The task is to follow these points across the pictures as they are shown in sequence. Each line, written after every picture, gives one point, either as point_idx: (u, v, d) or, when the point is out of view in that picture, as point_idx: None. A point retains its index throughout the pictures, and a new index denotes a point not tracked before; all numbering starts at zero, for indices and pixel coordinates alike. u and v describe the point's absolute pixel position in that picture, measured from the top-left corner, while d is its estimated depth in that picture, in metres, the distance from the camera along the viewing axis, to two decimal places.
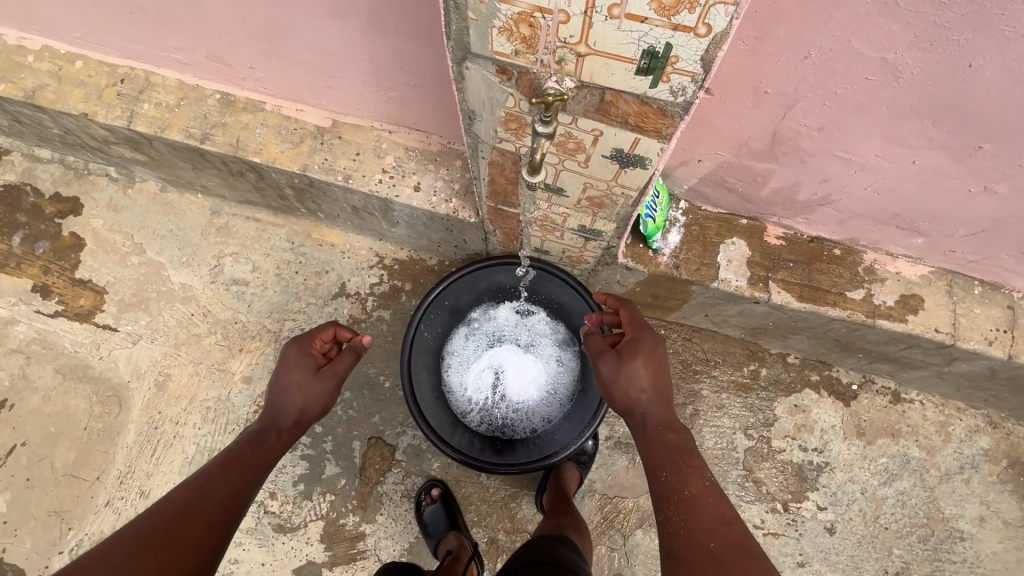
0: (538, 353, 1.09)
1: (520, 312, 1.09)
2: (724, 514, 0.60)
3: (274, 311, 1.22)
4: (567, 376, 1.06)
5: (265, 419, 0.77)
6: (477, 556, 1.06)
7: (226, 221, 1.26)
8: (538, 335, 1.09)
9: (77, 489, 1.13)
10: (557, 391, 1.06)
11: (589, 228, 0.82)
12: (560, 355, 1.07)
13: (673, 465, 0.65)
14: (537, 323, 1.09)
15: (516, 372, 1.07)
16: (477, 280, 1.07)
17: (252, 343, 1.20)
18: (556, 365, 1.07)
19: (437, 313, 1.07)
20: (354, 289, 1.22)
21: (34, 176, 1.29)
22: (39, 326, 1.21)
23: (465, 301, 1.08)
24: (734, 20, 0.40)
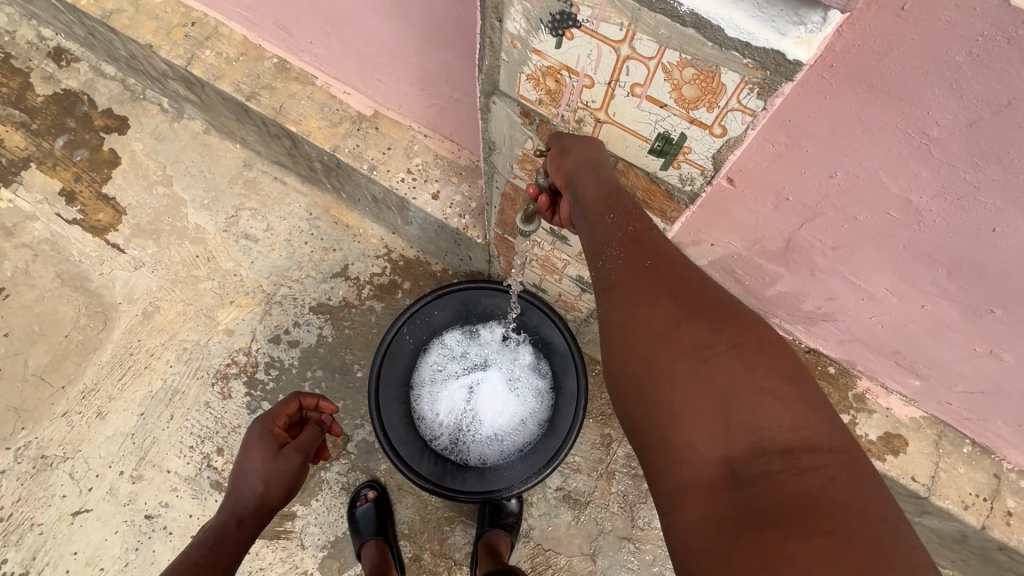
0: (514, 387, 1.07)
1: (507, 340, 1.08)
2: (778, 357, 0.42)
3: (274, 273, 1.24)
4: (536, 417, 1.05)
5: (227, 510, 0.72)
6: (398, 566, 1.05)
7: (255, 176, 1.29)
8: (519, 368, 1.08)
9: (41, 392, 1.16)
10: (522, 430, 1.05)
11: (586, 280, 0.82)
12: (535, 389, 1.06)
13: (692, 316, 0.44)
14: (521, 356, 1.08)
15: (487, 399, 1.07)
16: (471, 299, 1.06)
17: (244, 299, 1.22)
18: (528, 404, 1.06)
19: (424, 320, 1.06)
20: (354, 273, 1.23)
21: (93, 89, 1.32)
22: (55, 228, 1.25)
23: (456, 315, 1.07)
24: (749, 129, 0.41)
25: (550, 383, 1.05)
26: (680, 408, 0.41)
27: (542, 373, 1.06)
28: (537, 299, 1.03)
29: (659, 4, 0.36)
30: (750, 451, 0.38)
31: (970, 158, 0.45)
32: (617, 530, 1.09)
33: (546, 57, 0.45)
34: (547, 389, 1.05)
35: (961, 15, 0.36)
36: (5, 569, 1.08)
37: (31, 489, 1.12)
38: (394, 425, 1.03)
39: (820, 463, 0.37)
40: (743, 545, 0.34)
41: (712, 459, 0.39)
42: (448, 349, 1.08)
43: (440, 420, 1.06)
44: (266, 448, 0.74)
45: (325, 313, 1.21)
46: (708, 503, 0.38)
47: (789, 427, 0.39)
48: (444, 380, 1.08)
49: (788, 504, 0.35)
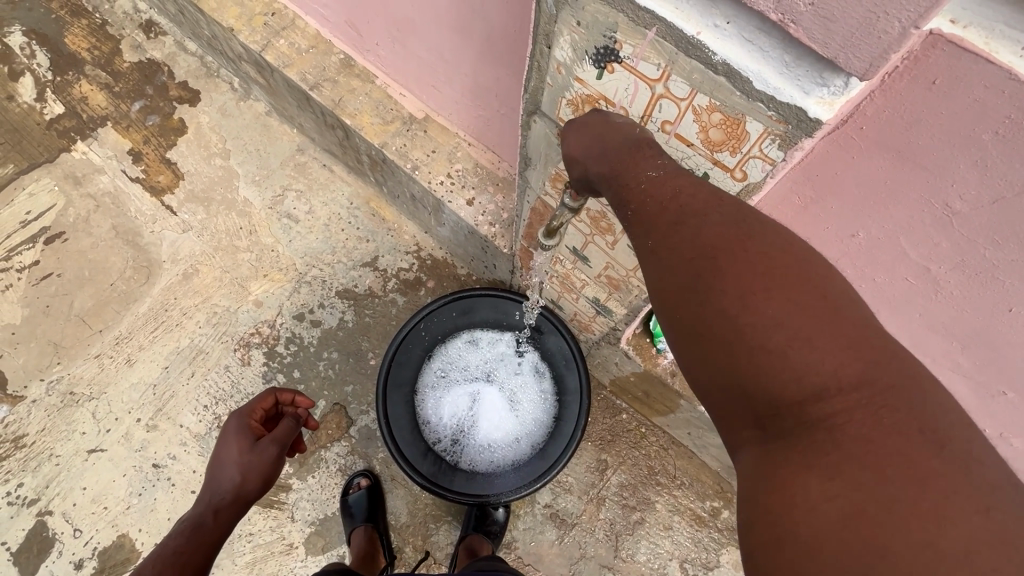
0: (518, 397, 1.10)
1: (519, 350, 1.11)
2: (798, 290, 0.37)
3: (309, 254, 1.30)
4: (536, 430, 1.07)
5: (206, 501, 0.75)
6: (385, 554, 1.07)
7: (306, 161, 1.36)
8: (527, 379, 1.10)
9: (81, 332, 1.24)
10: (520, 440, 1.07)
11: (601, 303, 0.83)
12: (538, 403, 1.08)
13: (704, 273, 0.40)
14: (531, 367, 1.10)
15: (490, 405, 1.10)
16: (491, 305, 1.09)
17: (277, 274, 1.28)
18: (530, 416, 1.08)
19: (442, 319, 1.09)
20: (383, 266, 1.28)
21: (174, 62, 1.42)
22: (119, 183, 1.35)
23: (473, 319, 1.10)
24: (768, 177, 0.45)
25: (554, 399, 1.07)
26: (702, 375, 0.41)
27: (549, 388, 1.08)
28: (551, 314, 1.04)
29: (696, 52, 0.40)
30: (774, 408, 0.37)
31: (989, 235, 0.46)
32: (599, 557, 1.09)
33: (586, 85, 0.49)
34: (552, 404, 1.07)
35: (991, 95, 0.37)
36: (19, 492, 1.15)
37: (56, 421, 1.19)
38: (397, 418, 1.05)
39: (843, 407, 0.35)
40: (760, 513, 0.36)
41: (742, 418, 0.39)
42: (459, 350, 1.12)
43: (441, 419, 1.09)
44: (244, 439, 0.78)
45: (350, 299, 1.26)
46: (744, 461, 0.39)
47: (805, 374, 0.36)
48: (451, 382, 1.12)
49: (807, 464, 0.35)
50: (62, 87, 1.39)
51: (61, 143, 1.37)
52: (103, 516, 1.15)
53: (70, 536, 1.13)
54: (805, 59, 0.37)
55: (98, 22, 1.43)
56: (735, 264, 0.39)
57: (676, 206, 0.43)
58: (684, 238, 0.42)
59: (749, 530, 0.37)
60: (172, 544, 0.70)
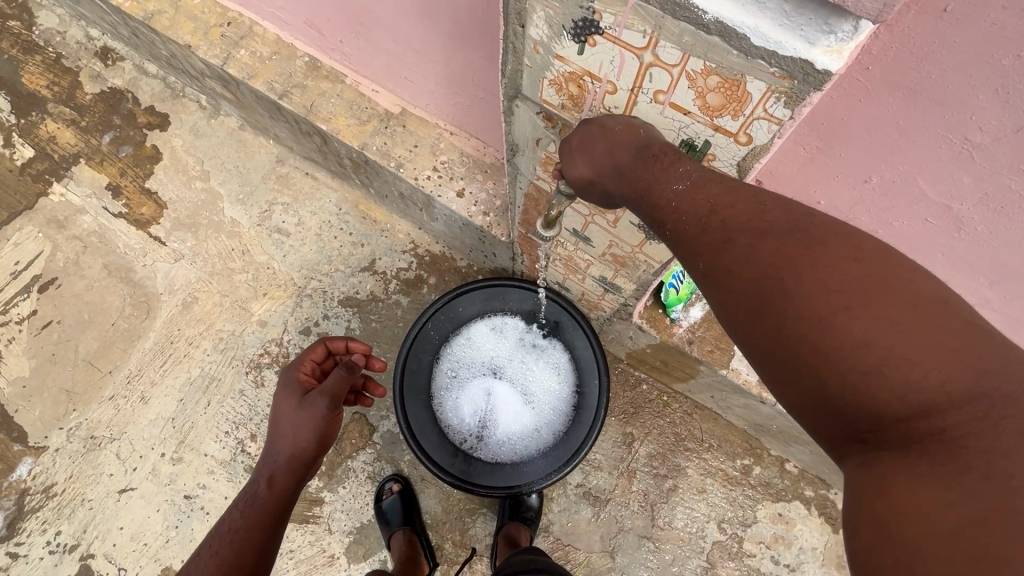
0: (534, 386, 1.08)
1: (526, 339, 1.09)
2: (883, 302, 0.37)
3: (305, 267, 1.28)
4: (559, 416, 1.06)
5: (269, 462, 0.76)
6: (427, 551, 1.08)
7: (287, 171, 1.33)
8: (539, 366, 1.09)
9: (91, 376, 1.23)
10: (545, 430, 1.06)
11: (609, 281, 0.81)
12: (556, 390, 1.07)
13: (778, 293, 0.40)
14: (541, 353, 1.09)
15: (510, 399, 1.08)
16: (484, 296, 1.07)
17: (276, 291, 1.27)
18: (550, 404, 1.07)
19: (439, 319, 1.07)
20: (382, 269, 1.26)
21: (137, 87, 1.37)
22: (102, 221, 1.32)
23: (471, 314, 1.09)
24: (774, 138, 0.42)
25: (571, 381, 1.06)
26: (790, 391, 0.41)
27: (564, 371, 1.07)
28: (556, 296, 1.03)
29: (684, 13, 0.37)
30: (874, 421, 0.38)
31: (1014, 166, 0.43)
32: (637, 529, 1.09)
33: (568, 63, 0.46)
34: (569, 386, 1.06)
35: (1009, 17, 0.34)
36: (59, 539, 1.16)
37: (81, 467, 1.19)
38: (417, 423, 1.05)
39: (959, 421, 0.35)
40: (865, 520, 0.36)
41: (838, 431, 0.40)
42: (466, 348, 1.10)
43: (468, 422, 1.08)
44: (293, 403, 0.78)
45: (353, 306, 1.24)
46: (847, 475, 0.39)
47: (907, 391, 0.36)
48: (466, 381, 1.10)
49: (916, 475, 0.35)
50: (28, 129, 1.35)
51: (37, 188, 1.33)
52: (144, 553, 1.16)
53: None
54: (807, 6, 0.34)
55: (52, 56, 1.38)
56: (809, 281, 0.39)
57: (719, 222, 0.44)
58: (744, 257, 0.42)
59: (856, 545, 0.37)
60: (232, 518, 0.73)
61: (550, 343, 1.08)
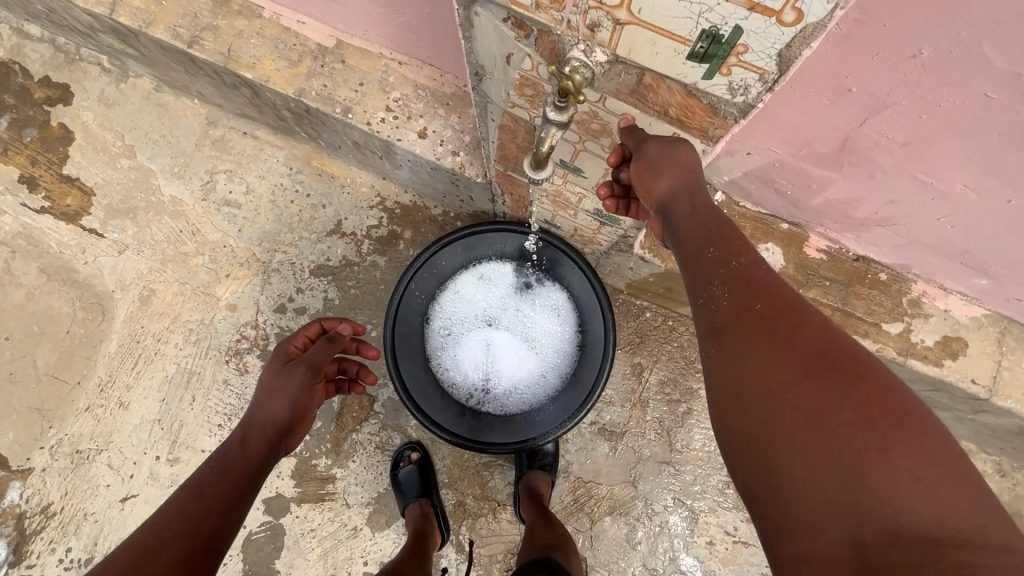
0: (532, 332, 1.03)
1: (516, 285, 1.03)
2: (897, 408, 0.38)
3: (265, 239, 1.16)
4: (562, 360, 1.01)
5: (245, 424, 0.74)
6: (443, 521, 1.05)
7: (222, 134, 1.18)
8: (534, 311, 1.03)
9: (59, 389, 1.14)
10: (550, 376, 1.01)
11: (606, 213, 0.72)
12: (558, 334, 1.02)
13: (793, 372, 0.41)
14: (533, 299, 1.03)
15: (508, 350, 1.03)
16: (467, 246, 1.00)
17: (240, 270, 1.16)
18: (551, 348, 1.02)
19: (423, 276, 0.99)
20: (350, 230, 1.15)
21: (21, 56, 1.16)
22: (24, 219, 1.16)
23: (455, 266, 1.01)
24: (832, 11, 0.35)
25: (570, 322, 1.01)
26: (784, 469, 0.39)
27: (561, 312, 1.02)
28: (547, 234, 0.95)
29: None
30: (865, 517, 0.35)
31: None
32: (656, 456, 1.08)
33: None
34: (569, 326, 1.01)
35: None
36: (70, 556, 1.12)
37: (75, 483, 1.13)
38: (416, 388, 0.99)
39: (965, 541, 0.33)
40: None
41: (822, 525, 0.36)
42: (457, 304, 1.03)
43: (468, 379, 1.02)
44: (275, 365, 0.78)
45: (327, 275, 1.14)
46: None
47: (910, 497, 0.35)
48: (461, 339, 1.03)
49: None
50: None
51: None
52: None
53: None
54: None
55: None
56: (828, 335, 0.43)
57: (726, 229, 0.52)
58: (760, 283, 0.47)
59: None
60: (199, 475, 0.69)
61: (542, 286, 1.02)
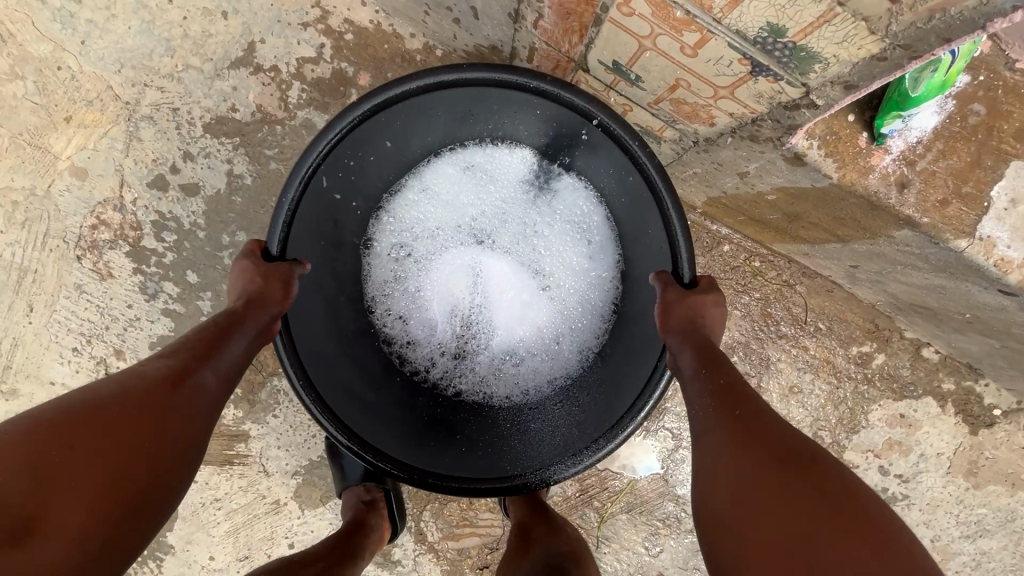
0: (540, 266, 0.65)
1: (527, 187, 0.65)
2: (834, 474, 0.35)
3: (128, 62, 0.71)
4: (583, 316, 0.63)
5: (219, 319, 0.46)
6: (397, 507, 0.74)
7: None
8: (547, 234, 0.65)
9: None
10: (560, 339, 0.64)
11: (789, 42, 0.33)
12: (592, 281, 0.64)
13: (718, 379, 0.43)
14: (549, 215, 0.65)
15: (499, 291, 0.65)
16: (438, 114, 0.57)
17: (89, 113, 0.72)
18: (568, 294, 0.65)
19: (348, 163, 0.55)
20: (269, 62, 0.70)
21: None
22: None
23: (427, 150, 0.63)
24: None
25: (603, 255, 0.63)
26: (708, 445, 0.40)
27: (594, 237, 0.63)
28: (577, 99, 0.49)
29: None
30: None
31: None
32: None
33: None
34: (600, 262, 0.63)
35: None
36: None
37: None
38: (321, 379, 0.54)
39: None
40: None
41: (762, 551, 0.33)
42: (424, 211, 0.65)
43: (429, 332, 0.65)
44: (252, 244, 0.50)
45: (231, 135, 0.71)
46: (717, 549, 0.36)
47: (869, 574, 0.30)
48: (425, 272, 0.66)
49: None
50: None
51: None
52: None
53: None
54: None
55: None
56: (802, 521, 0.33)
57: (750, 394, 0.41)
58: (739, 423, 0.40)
59: None
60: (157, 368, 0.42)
61: (566, 193, 0.63)
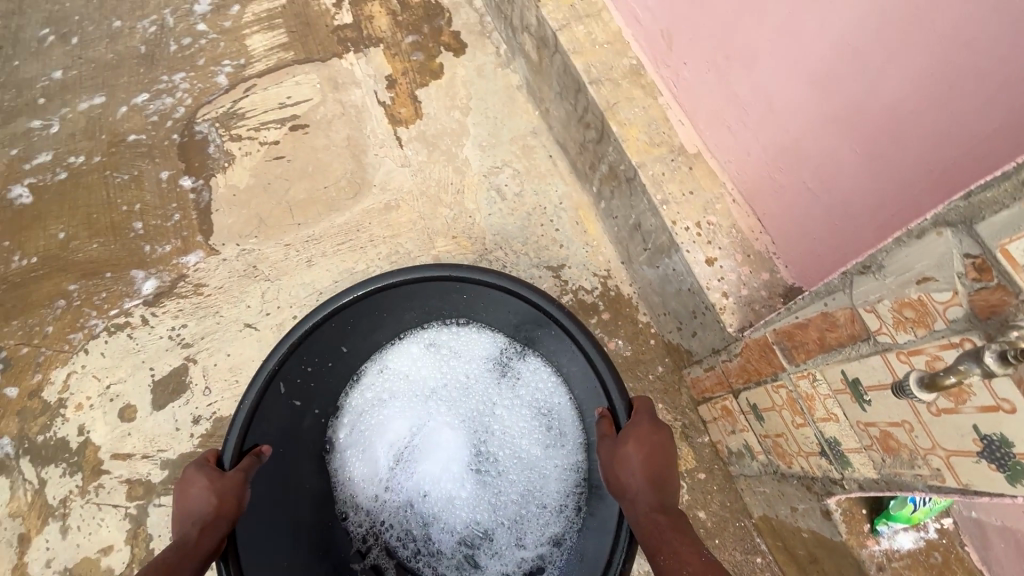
0: (493, 431, 1.01)
1: (493, 364, 1.04)
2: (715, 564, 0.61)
3: (500, 234, 1.27)
4: (540, 462, 0.97)
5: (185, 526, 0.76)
6: None
7: (535, 145, 1.35)
8: (508, 403, 1.01)
9: (282, 218, 1.32)
10: (513, 480, 0.98)
11: (839, 449, 0.70)
12: (534, 449, 0.98)
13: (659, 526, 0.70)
14: (515, 382, 1.02)
15: (457, 447, 1.01)
16: (371, 310, 0.96)
17: (465, 241, 1.28)
18: (517, 445, 0.99)
19: (306, 366, 0.93)
20: (565, 277, 1.22)
21: (457, 12, 1.50)
22: (367, 100, 1.42)
23: (389, 344, 1.03)
24: None
25: (566, 414, 0.97)
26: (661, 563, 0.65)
27: (543, 402, 0.99)
28: (505, 275, 0.91)
29: None
30: None
31: None
32: None
33: None
34: (559, 422, 0.97)
35: None
36: (181, 332, 1.24)
37: (232, 286, 1.27)
38: (252, 559, 0.83)
39: None
40: None
41: None
42: (385, 391, 1.04)
43: (391, 462, 1.00)
44: (211, 471, 0.81)
45: None
46: None
47: None
48: (382, 435, 1.02)
49: None
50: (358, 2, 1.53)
51: (336, 49, 1.48)
52: (231, 388, 1.20)
53: (201, 390, 1.20)
54: None
55: None
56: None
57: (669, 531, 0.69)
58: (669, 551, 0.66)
59: None
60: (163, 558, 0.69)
61: (521, 368, 1.01)
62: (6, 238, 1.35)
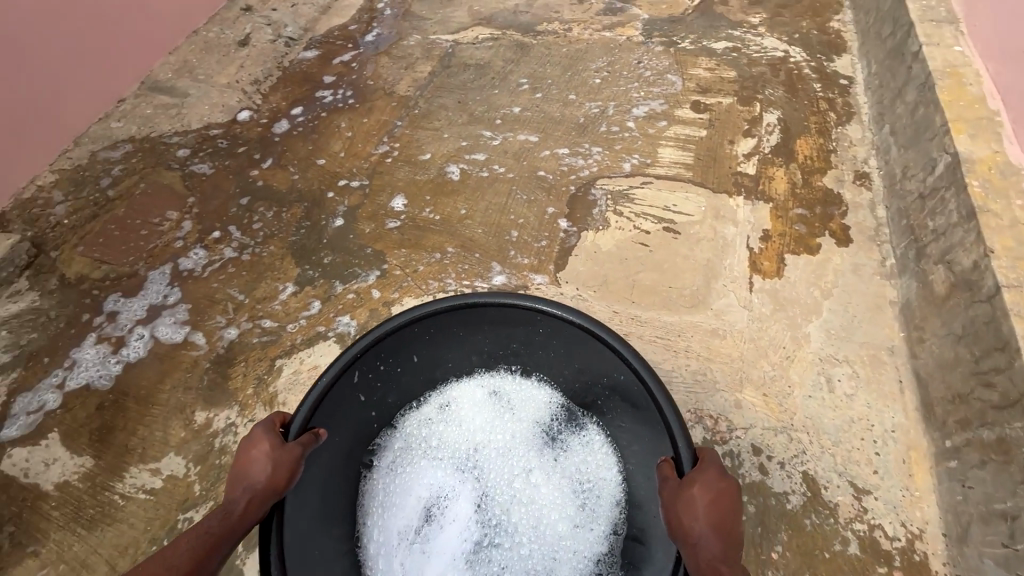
0: (522, 481, 1.18)
1: (542, 426, 1.24)
2: None
3: (812, 421, 1.24)
4: (563, 511, 1.14)
5: (234, 487, 0.92)
6: None
7: (886, 363, 1.31)
8: (549, 458, 1.20)
9: (623, 292, 1.48)
10: (534, 521, 1.13)
11: None
12: (563, 501, 1.15)
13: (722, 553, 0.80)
14: (558, 443, 1.22)
15: (487, 484, 1.18)
16: (471, 321, 1.21)
17: (773, 407, 1.27)
18: (544, 495, 1.16)
19: (377, 364, 1.17)
20: (867, 506, 1.15)
21: (854, 210, 1.58)
22: (739, 240, 1.55)
23: (444, 379, 1.28)
24: None
25: (604, 487, 1.14)
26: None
27: (586, 468, 1.17)
28: (614, 333, 1.12)
29: None
30: None
31: None
32: None
33: None
34: (593, 493, 1.15)
35: None
36: None
37: None
38: (292, 544, 0.97)
39: None
40: None
41: None
42: (423, 422, 1.24)
43: (424, 482, 1.18)
44: (272, 437, 0.97)
45: (810, 489, 1.16)
46: None
47: None
48: (411, 463, 1.20)
49: None
50: (767, 162, 1.73)
51: (730, 188, 1.67)
52: None
53: None
54: None
55: (830, 151, 1.73)
56: None
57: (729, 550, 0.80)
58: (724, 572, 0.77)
59: None
60: (206, 525, 0.87)
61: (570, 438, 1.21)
62: (430, 195, 1.79)
